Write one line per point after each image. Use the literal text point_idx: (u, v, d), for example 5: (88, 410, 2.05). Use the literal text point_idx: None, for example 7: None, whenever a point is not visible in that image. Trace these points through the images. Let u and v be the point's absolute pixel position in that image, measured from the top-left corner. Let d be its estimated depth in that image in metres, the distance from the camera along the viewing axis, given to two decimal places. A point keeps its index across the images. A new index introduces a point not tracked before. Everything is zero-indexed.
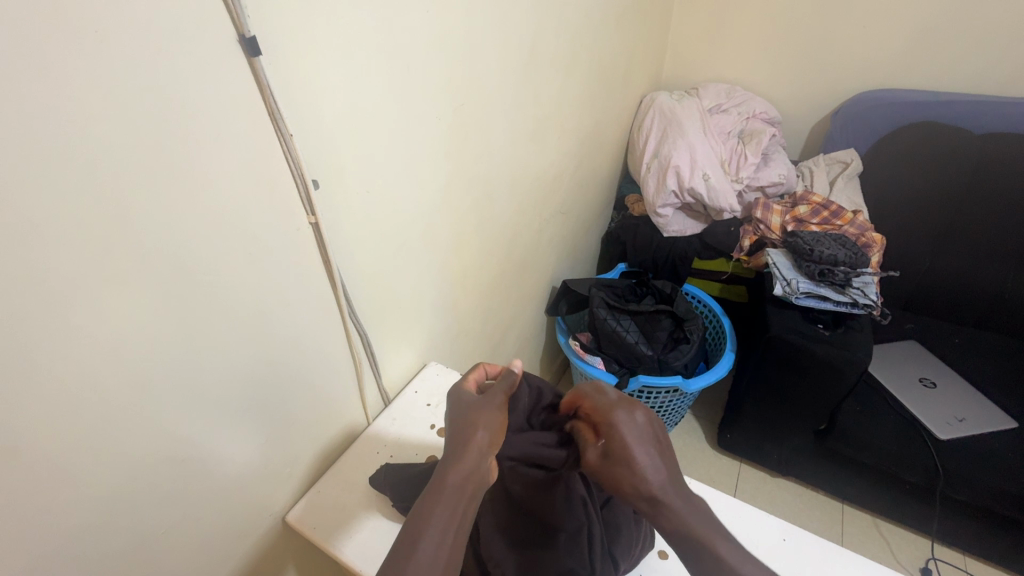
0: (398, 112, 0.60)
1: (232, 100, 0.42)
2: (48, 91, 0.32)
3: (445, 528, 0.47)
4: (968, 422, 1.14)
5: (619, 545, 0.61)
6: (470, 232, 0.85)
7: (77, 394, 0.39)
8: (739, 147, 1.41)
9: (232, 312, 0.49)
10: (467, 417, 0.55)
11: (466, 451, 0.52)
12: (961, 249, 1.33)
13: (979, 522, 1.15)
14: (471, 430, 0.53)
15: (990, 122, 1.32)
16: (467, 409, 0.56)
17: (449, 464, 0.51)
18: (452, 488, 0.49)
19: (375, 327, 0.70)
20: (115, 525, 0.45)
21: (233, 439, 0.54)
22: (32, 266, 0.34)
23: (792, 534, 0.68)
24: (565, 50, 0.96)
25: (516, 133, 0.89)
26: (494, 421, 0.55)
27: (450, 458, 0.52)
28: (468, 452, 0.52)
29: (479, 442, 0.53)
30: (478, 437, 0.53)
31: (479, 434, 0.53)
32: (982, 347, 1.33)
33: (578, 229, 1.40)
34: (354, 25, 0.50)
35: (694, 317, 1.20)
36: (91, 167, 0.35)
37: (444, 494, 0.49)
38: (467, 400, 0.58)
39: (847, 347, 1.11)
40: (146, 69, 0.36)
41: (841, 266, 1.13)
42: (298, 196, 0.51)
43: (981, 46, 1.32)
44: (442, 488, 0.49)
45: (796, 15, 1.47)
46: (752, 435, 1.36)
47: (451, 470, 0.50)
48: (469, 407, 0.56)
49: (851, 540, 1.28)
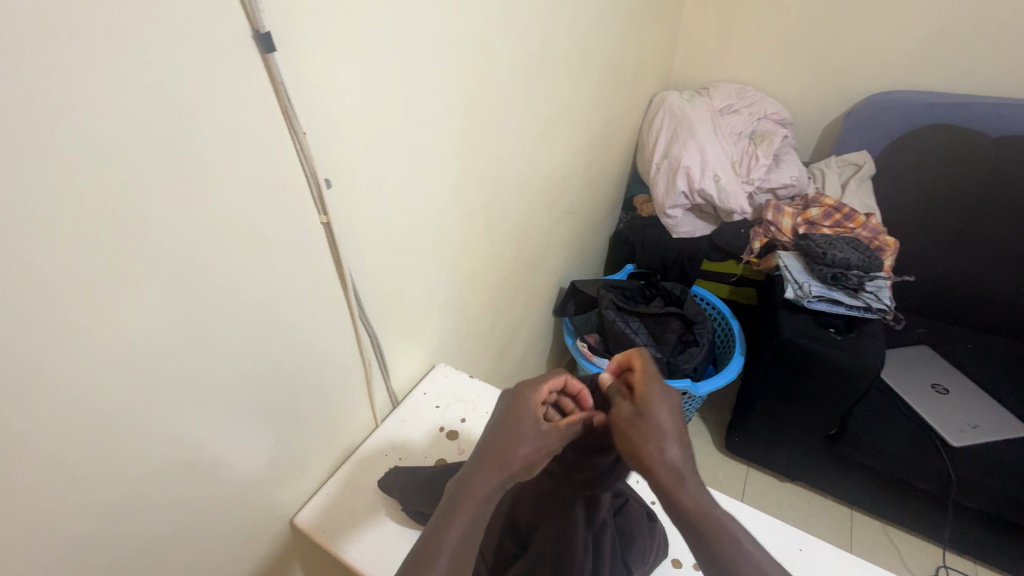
0: (411, 112, 0.59)
1: (245, 96, 0.42)
2: (60, 85, 0.31)
3: (462, 545, 0.45)
4: (983, 429, 1.12)
5: (633, 553, 0.61)
6: (480, 232, 0.85)
7: (83, 398, 0.38)
8: (750, 148, 1.40)
9: (241, 316, 0.48)
10: (516, 428, 0.51)
11: (494, 471, 0.49)
12: (975, 253, 1.31)
13: (992, 531, 1.13)
14: (512, 448, 0.50)
15: (1006, 124, 1.31)
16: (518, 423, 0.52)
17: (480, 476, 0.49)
18: (482, 495, 0.48)
19: (385, 329, 0.70)
20: (120, 529, 0.45)
21: (245, 441, 0.54)
22: (40, 269, 0.33)
23: (809, 544, 0.67)
24: (577, 49, 0.95)
25: (527, 133, 0.88)
26: (537, 438, 0.51)
27: (482, 469, 0.49)
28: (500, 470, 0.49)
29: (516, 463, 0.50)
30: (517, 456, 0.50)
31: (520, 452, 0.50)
32: (996, 353, 1.31)
33: (587, 229, 1.38)
34: (368, 19, 0.49)
35: (704, 320, 1.19)
36: (101, 168, 0.34)
37: (470, 503, 0.47)
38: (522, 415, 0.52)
39: (860, 352, 1.09)
40: (159, 68, 0.35)
41: (854, 270, 1.12)
42: (310, 196, 0.51)
43: (997, 47, 1.30)
44: (467, 496, 0.47)
45: (808, 16, 1.46)
46: (760, 439, 1.35)
47: (483, 480, 0.48)
48: (523, 442, 0.50)
49: (861, 548, 1.27)
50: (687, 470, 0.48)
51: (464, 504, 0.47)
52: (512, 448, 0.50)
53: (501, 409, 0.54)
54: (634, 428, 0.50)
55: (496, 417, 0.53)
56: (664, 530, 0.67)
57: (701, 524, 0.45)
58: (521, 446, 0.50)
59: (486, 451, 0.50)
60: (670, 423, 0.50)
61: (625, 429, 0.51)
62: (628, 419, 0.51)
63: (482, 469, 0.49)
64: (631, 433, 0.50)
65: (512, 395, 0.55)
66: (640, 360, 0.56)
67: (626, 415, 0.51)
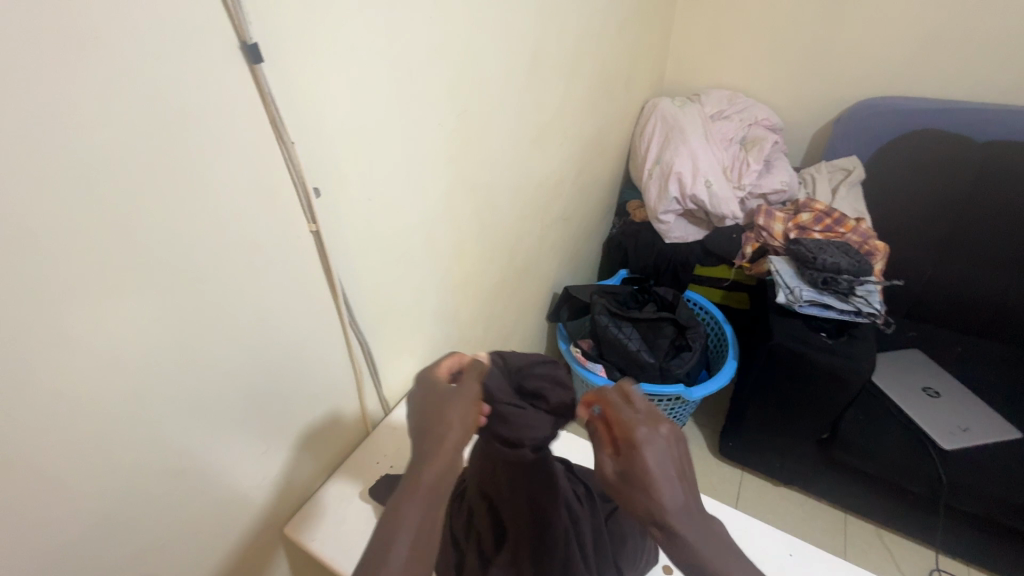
0: (401, 120, 0.60)
1: (233, 106, 0.42)
2: (47, 97, 0.31)
3: (422, 527, 0.44)
4: (973, 431, 1.13)
5: (623, 557, 0.62)
6: (472, 239, 0.85)
7: (71, 408, 0.38)
8: (741, 154, 1.41)
9: (230, 326, 0.48)
10: (440, 404, 0.52)
11: (435, 447, 0.49)
12: (963, 257, 1.33)
13: (984, 533, 1.14)
14: (443, 423, 0.50)
15: (993, 130, 1.32)
16: (438, 398, 0.53)
17: (422, 462, 0.48)
18: (431, 480, 0.47)
19: (375, 336, 0.70)
20: (107, 540, 0.44)
21: (235, 450, 0.54)
22: (29, 280, 0.33)
23: (798, 549, 0.67)
24: (568, 55, 0.96)
25: (519, 140, 0.89)
26: (466, 405, 0.53)
27: (420, 453, 0.49)
28: (441, 444, 0.49)
29: (452, 436, 0.50)
30: (450, 428, 0.50)
31: (452, 424, 0.51)
32: (985, 357, 1.32)
33: (580, 234, 1.39)
34: (358, 29, 0.50)
35: (696, 325, 1.20)
36: (90, 178, 0.34)
37: (416, 490, 0.46)
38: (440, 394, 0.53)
39: (851, 356, 1.10)
40: (148, 79, 0.36)
41: (845, 275, 1.13)
42: (299, 205, 0.51)
43: (982, 54, 1.32)
44: (413, 489, 0.46)
45: (798, 23, 1.48)
46: (753, 444, 1.36)
47: (425, 464, 0.48)
48: (451, 412, 0.51)
49: (855, 552, 1.27)
50: (688, 515, 0.45)
51: (415, 490, 0.46)
52: (441, 424, 0.50)
53: (417, 393, 0.55)
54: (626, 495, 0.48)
55: (415, 403, 0.54)
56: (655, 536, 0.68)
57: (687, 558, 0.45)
58: (451, 418, 0.51)
59: (419, 434, 0.50)
60: (659, 473, 0.46)
61: (620, 488, 0.48)
62: (617, 480, 0.48)
63: (422, 449, 0.49)
64: (626, 491, 0.48)
65: (425, 379, 0.56)
66: (617, 408, 0.52)
67: (615, 473, 0.49)
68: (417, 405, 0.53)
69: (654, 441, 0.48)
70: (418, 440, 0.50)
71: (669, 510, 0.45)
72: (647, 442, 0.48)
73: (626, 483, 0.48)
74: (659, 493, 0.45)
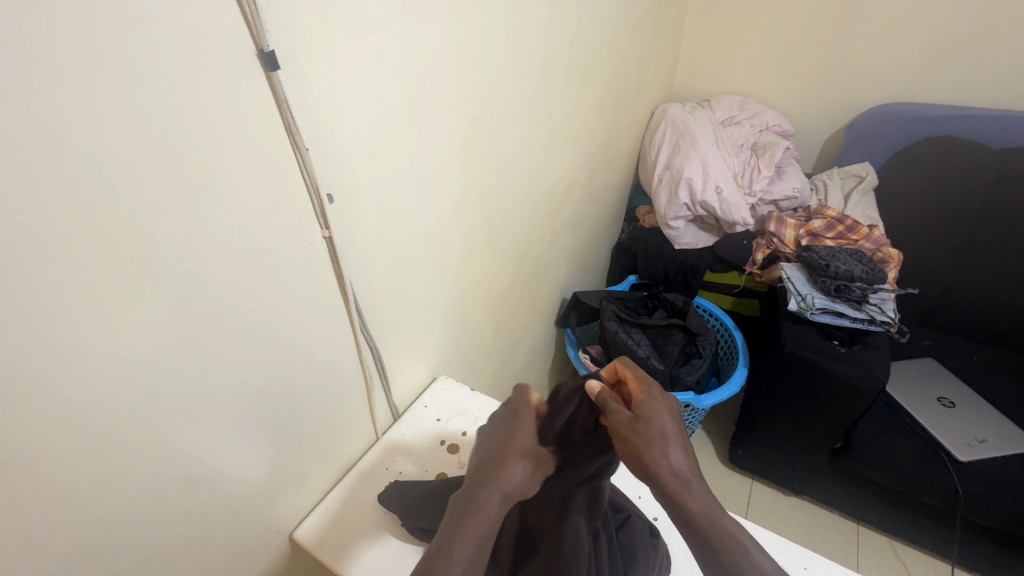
0: (414, 127, 0.60)
1: (248, 113, 0.42)
2: (66, 104, 0.32)
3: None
4: (990, 443, 1.11)
5: (636, 569, 0.61)
6: (483, 244, 0.85)
7: (84, 411, 0.38)
8: (752, 161, 1.40)
9: (239, 333, 0.48)
10: (511, 447, 0.50)
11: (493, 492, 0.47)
12: (979, 265, 1.31)
13: (1001, 547, 1.11)
14: (510, 467, 0.48)
15: (1008, 137, 1.31)
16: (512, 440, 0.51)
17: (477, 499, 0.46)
18: (483, 523, 0.45)
19: (386, 341, 0.70)
20: (117, 544, 0.44)
21: (244, 456, 0.53)
22: (45, 284, 0.34)
23: (814, 563, 0.66)
24: (580, 62, 0.96)
25: (529, 145, 0.89)
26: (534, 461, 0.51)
27: (480, 490, 0.47)
28: (500, 490, 0.47)
29: (514, 480, 0.48)
30: (513, 475, 0.48)
31: (516, 471, 0.49)
32: (1001, 366, 1.30)
33: (590, 239, 1.38)
34: (372, 36, 0.50)
35: (707, 332, 1.19)
36: (106, 183, 0.35)
37: (468, 531, 0.44)
38: (514, 433, 0.52)
39: (865, 364, 1.08)
40: (166, 86, 0.36)
41: (858, 282, 1.11)
42: (313, 211, 0.51)
43: (997, 60, 1.30)
44: (468, 520, 0.44)
45: (809, 29, 1.47)
46: (764, 452, 1.34)
47: (482, 501, 0.46)
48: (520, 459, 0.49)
49: (867, 564, 1.25)
50: (689, 478, 0.46)
51: (467, 527, 0.44)
52: (508, 465, 0.48)
53: (494, 423, 0.54)
54: (626, 436, 0.48)
55: (489, 434, 0.52)
56: (667, 547, 0.67)
57: (707, 540, 0.43)
58: (518, 469, 0.49)
59: (484, 470, 0.48)
60: (666, 424, 0.49)
61: (625, 434, 0.48)
62: (625, 427, 0.48)
63: (481, 489, 0.47)
64: (631, 438, 0.48)
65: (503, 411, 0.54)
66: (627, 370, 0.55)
67: (624, 421, 0.49)
68: (491, 437, 0.52)
69: (658, 401, 0.51)
70: (482, 474, 0.48)
71: (673, 465, 0.46)
72: (652, 393, 0.52)
73: (631, 428, 0.48)
74: (668, 445, 0.47)
